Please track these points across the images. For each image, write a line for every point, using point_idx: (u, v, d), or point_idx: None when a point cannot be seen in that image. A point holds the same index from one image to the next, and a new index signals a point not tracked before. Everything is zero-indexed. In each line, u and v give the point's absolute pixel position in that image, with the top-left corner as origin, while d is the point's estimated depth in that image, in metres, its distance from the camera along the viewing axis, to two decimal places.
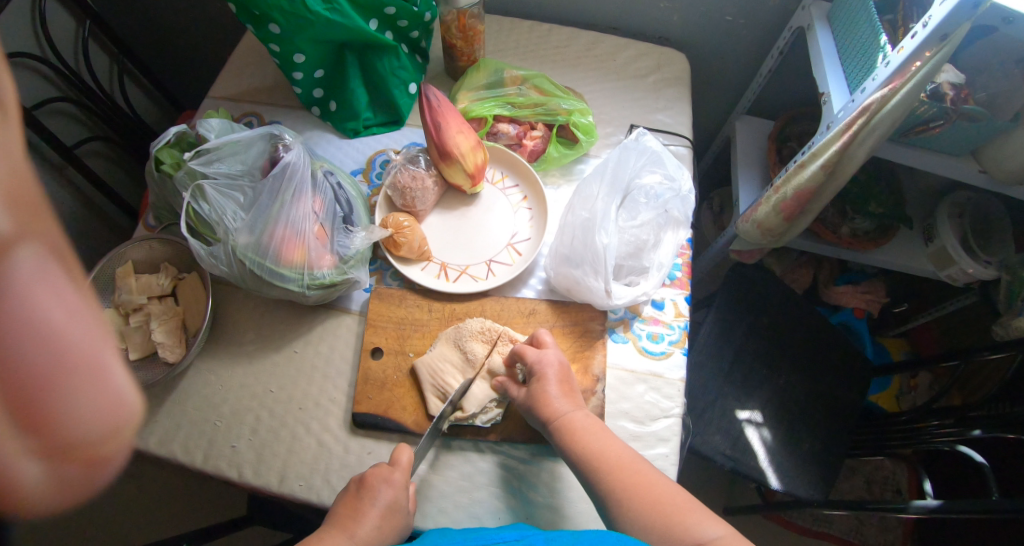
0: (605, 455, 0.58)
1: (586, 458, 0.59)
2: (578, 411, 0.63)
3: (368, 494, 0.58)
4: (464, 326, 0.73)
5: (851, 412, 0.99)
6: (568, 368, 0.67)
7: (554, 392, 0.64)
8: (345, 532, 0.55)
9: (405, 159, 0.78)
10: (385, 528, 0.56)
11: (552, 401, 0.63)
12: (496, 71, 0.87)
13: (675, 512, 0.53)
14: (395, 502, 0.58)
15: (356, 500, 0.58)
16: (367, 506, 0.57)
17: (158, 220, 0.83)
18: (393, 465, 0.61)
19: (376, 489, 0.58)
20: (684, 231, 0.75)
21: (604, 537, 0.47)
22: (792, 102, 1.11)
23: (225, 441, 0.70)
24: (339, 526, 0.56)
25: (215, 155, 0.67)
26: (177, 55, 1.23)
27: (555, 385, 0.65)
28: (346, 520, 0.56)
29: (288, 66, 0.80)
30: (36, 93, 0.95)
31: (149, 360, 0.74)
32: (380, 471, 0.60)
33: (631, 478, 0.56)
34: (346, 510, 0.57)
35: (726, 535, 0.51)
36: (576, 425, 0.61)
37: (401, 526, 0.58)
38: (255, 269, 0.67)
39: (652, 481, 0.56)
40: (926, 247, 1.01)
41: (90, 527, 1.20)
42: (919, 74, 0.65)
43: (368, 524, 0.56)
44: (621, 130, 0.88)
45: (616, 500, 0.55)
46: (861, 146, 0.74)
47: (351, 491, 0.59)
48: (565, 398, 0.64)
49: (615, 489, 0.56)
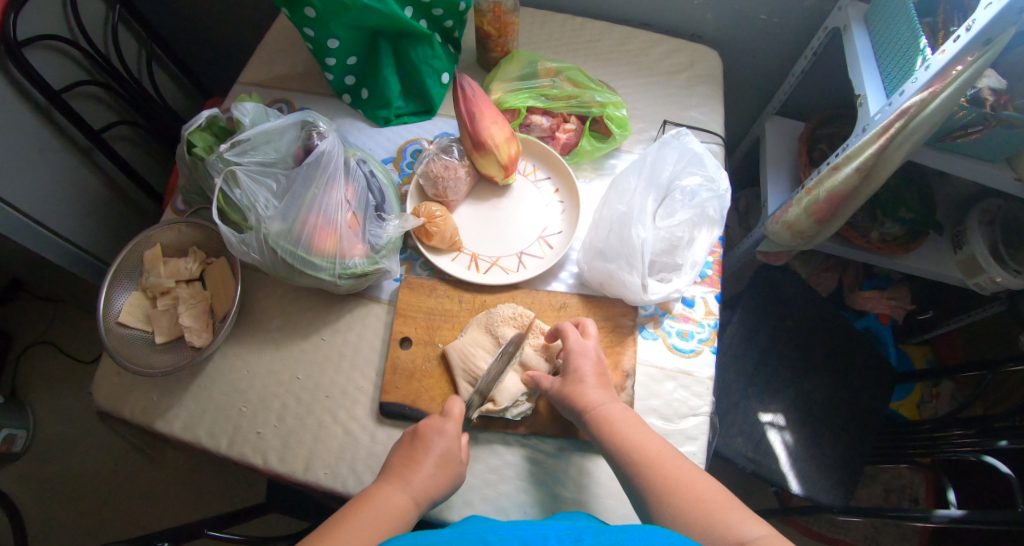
0: (643, 450, 0.58)
1: (624, 452, 0.59)
2: (614, 403, 0.63)
3: (423, 443, 0.60)
4: (495, 311, 0.73)
5: (877, 419, 0.98)
6: (603, 363, 0.67)
7: (592, 381, 0.64)
8: (403, 478, 0.57)
9: (438, 149, 0.78)
10: (440, 476, 0.59)
11: (588, 389, 0.64)
12: (530, 63, 0.86)
13: (714, 508, 0.52)
14: (450, 451, 0.60)
15: (411, 450, 0.60)
16: (422, 454, 0.59)
17: (187, 204, 0.83)
18: (446, 415, 0.63)
19: (431, 439, 0.60)
20: (718, 230, 0.73)
21: (654, 535, 0.46)
22: (823, 103, 1.10)
23: (251, 427, 0.70)
24: (397, 473, 0.58)
25: (249, 143, 0.66)
26: (206, 41, 1.23)
27: (591, 375, 0.65)
28: (403, 469, 0.58)
29: (321, 53, 0.80)
30: (66, 75, 0.95)
31: (176, 344, 0.74)
32: (433, 422, 0.62)
33: (668, 472, 0.56)
34: (402, 459, 0.59)
35: (768, 535, 0.49)
36: (613, 417, 0.61)
37: (454, 475, 0.60)
38: (287, 258, 0.67)
39: (690, 476, 0.55)
40: (955, 254, 1.00)
41: (108, 509, 1.20)
42: (960, 77, 0.63)
43: (424, 471, 0.58)
44: (654, 126, 0.88)
45: (655, 495, 0.55)
46: (899, 149, 0.72)
47: (405, 442, 0.61)
48: (601, 389, 0.64)
49: (651, 484, 0.56)
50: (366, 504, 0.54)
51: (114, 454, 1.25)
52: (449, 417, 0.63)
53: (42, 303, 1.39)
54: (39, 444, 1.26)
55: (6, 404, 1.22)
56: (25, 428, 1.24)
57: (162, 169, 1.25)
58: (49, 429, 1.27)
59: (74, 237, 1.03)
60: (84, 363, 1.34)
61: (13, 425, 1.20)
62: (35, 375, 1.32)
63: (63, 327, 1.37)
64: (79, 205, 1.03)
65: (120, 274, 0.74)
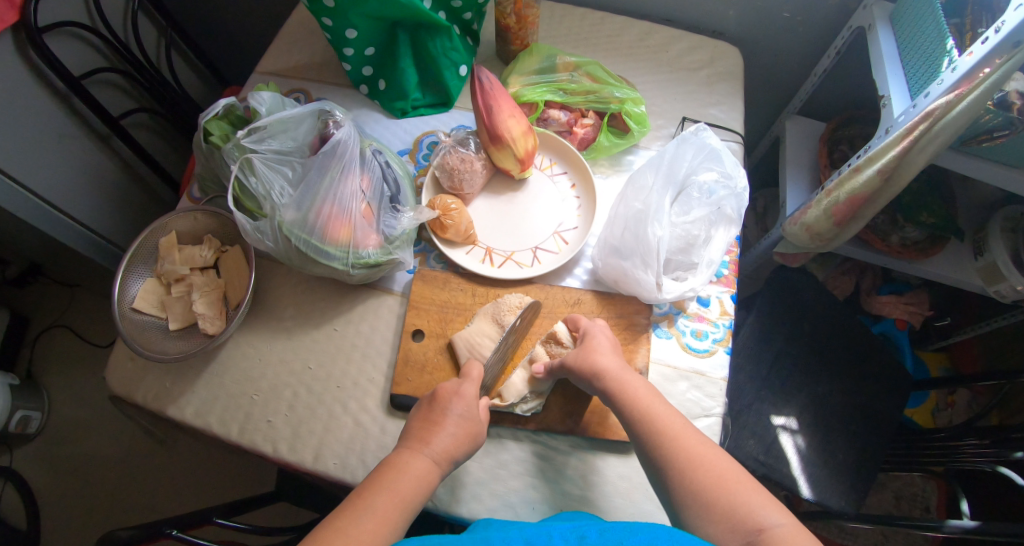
0: (662, 422, 0.58)
1: (645, 422, 0.59)
2: (628, 371, 0.63)
3: (440, 405, 0.61)
4: (502, 301, 0.73)
5: (891, 426, 0.96)
6: (614, 340, 0.69)
7: (604, 346, 0.66)
8: (423, 441, 0.57)
9: (455, 142, 0.77)
10: (461, 437, 0.59)
11: (600, 354, 0.65)
12: (549, 56, 0.85)
13: (733, 488, 0.51)
14: (470, 413, 0.61)
15: (429, 413, 0.60)
16: (441, 417, 0.59)
17: (203, 192, 0.83)
18: (465, 378, 0.64)
19: (448, 401, 0.61)
20: (736, 229, 0.72)
21: (657, 533, 0.45)
22: (845, 103, 1.08)
23: (262, 414, 0.70)
24: (417, 436, 0.58)
25: (267, 129, 0.66)
26: (226, 30, 1.24)
27: (605, 342, 0.67)
28: (423, 432, 0.58)
29: (339, 43, 0.80)
30: (85, 61, 0.95)
31: (189, 331, 0.74)
32: (450, 386, 0.62)
33: (688, 447, 0.55)
34: (420, 423, 0.59)
35: (788, 525, 0.48)
36: (630, 386, 0.61)
37: (474, 435, 0.60)
38: (301, 246, 0.67)
39: (710, 454, 0.55)
40: (976, 261, 0.97)
41: (120, 492, 1.22)
42: (986, 81, 0.62)
43: (444, 434, 0.58)
44: (673, 123, 0.87)
45: (676, 470, 0.54)
46: (921, 152, 0.71)
47: (424, 407, 0.61)
48: (613, 355, 0.65)
49: (670, 457, 0.55)
50: (388, 470, 0.54)
51: (127, 438, 1.26)
52: (466, 379, 0.63)
53: (59, 287, 1.40)
54: (54, 426, 1.27)
55: (23, 385, 1.23)
56: (41, 410, 1.25)
57: (180, 157, 1.25)
58: (64, 411, 1.29)
59: (91, 222, 1.03)
60: (100, 347, 1.35)
61: (29, 406, 1.22)
62: (51, 357, 1.33)
63: (79, 311, 1.38)
64: (97, 190, 1.04)
65: (136, 261, 0.74)
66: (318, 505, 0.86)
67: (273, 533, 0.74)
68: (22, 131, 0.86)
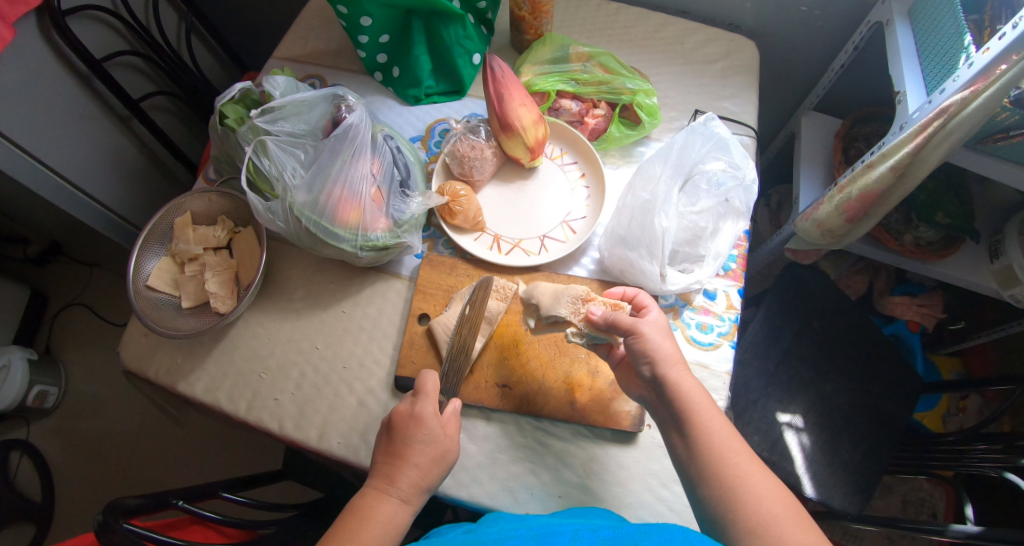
0: (719, 442, 0.55)
1: (701, 440, 0.55)
2: (686, 374, 0.59)
3: (399, 434, 0.59)
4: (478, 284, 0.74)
5: (899, 429, 0.95)
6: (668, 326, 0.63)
7: (662, 330, 0.61)
8: (389, 481, 0.56)
9: (466, 129, 0.78)
10: (426, 466, 0.58)
11: (655, 340, 0.60)
12: (562, 47, 0.85)
13: (782, 522, 0.50)
14: (433, 436, 0.59)
15: (391, 446, 0.59)
16: (404, 449, 0.58)
17: (218, 173, 0.85)
18: (422, 394, 0.61)
19: (407, 430, 0.59)
20: (744, 223, 0.72)
21: (671, 533, 0.45)
22: (863, 100, 1.07)
23: (269, 393, 0.71)
24: (382, 476, 0.57)
25: (281, 112, 0.68)
26: (246, 15, 1.25)
27: (662, 327, 0.61)
28: (389, 471, 0.57)
29: (354, 29, 0.81)
30: (106, 45, 0.97)
31: (201, 309, 0.75)
32: (404, 411, 0.60)
33: (742, 472, 0.53)
34: (385, 458, 0.58)
35: None
36: (690, 392, 0.57)
37: (443, 458, 0.59)
38: (311, 227, 0.68)
39: (763, 481, 0.53)
40: (991, 264, 0.95)
41: (131, 468, 1.24)
42: (1003, 77, 0.60)
43: (408, 471, 0.57)
44: (685, 115, 0.86)
45: (733, 497, 0.52)
46: (936, 149, 0.70)
47: (385, 439, 0.60)
48: (670, 341, 0.60)
49: (724, 480, 0.53)
50: (352, 518, 0.54)
51: (140, 415, 1.29)
52: (422, 395, 0.61)
53: (77, 266, 1.43)
54: (70, 402, 1.30)
55: (41, 361, 1.27)
56: (58, 386, 1.28)
57: (197, 140, 1.28)
58: (81, 387, 1.32)
59: (110, 202, 1.06)
60: (116, 325, 1.38)
61: (47, 381, 1.25)
62: (70, 334, 1.37)
63: (96, 290, 1.41)
64: (116, 171, 1.06)
65: (151, 239, 0.76)
66: (323, 484, 0.87)
67: (277, 510, 0.75)
68: (44, 111, 0.88)
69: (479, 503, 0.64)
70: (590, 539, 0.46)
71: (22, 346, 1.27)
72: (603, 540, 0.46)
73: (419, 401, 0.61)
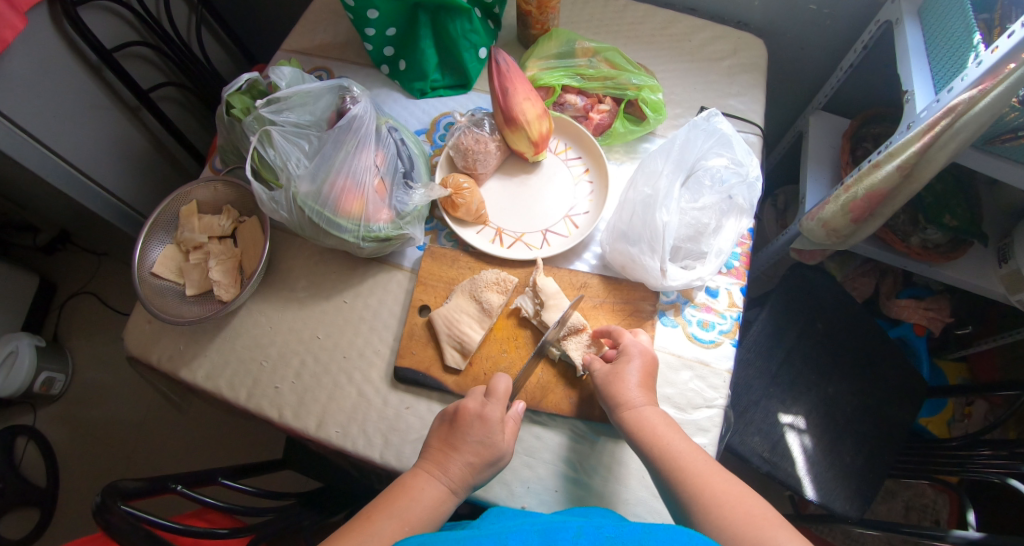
0: (684, 458, 0.57)
1: (669, 464, 0.58)
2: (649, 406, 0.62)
3: (461, 430, 0.60)
4: (480, 277, 0.74)
5: (902, 433, 0.94)
6: (652, 363, 0.66)
7: (634, 380, 0.63)
8: (439, 466, 0.58)
9: (470, 122, 0.78)
10: (477, 464, 0.59)
11: (626, 387, 0.63)
12: (568, 41, 0.85)
13: (762, 525, 0.51)
14: (488, 438, 0.60)
15: (449, 436, 0.60)
16: (459, 442, 0.59)
17: (224, 163, 0.85)
18: (492, 395, 0.63)
19: (468, 427, 0.60)
20: (747, 220, 0.71)
21: (676, 535, 0.45)
22: (872, 101, 1.06)
23: (269, 381, 0.72)
24: (433, 460, 0.59)
25: (286, 103, 0.68)
26: (255, 7, 1.26)
27: (636, 374, 0.64)
28: (440, 456, 0.59)
29: (361, 22, 0.81)
30: (118, 36, 0.98)
31: (205, 297, 0.76)
32: (472, 407, 0.62)
33: (716, 486, 0.55)
34: (439, 445, 0.60)
35: None
36: (646, 424, 0.61)
37: (491, 461, 0.60)
38: (314, 217, 0.68)
39: (738, 490, 0.54)
40: (1000, 269, 0.94)
41: (134, 456, 1.25)
42: (1012, 76, 0.60)
43: (459, 462, 0.58)
44: (690, 112, 0.86)
45: (699, 504, 0.54)
46: (942, 150, 0.69)
47: (444, 425, 0.61)
48: (641, 390, 0.63)
49: (700, 495, 0.55)
50: (399, 495, 0.56)
51: (144, 403, 1.30)
52: (493, 397, 0.63)
53: (85, 255, 1.45)
54: (76, 389, 1.32)
55: (48, 348, 1.28)
56: (65, 373, 1.30)
57: (205, 132, 1.29)
58: (87, 375, 1.33)
59: (118, 191, 1.07)
60: (122, 314, 1.39)
61: (54, 368, 1.27)
62: (77, 322, 1.38)
63: (104, 278, 1.43)
64: (125, 160, 1.07)
65: (157, 227, 0.76)
66: (323, 474, 0.88)
67: (276, 497, 0.76)
68: (55, 99, 0.89)
69: (478, 496, 0.64)
70: (594, 538, 0.46)
71: (30, 333, 1.29)
72: (607, 538, 0.46)
73: (489, 402, 0.62)
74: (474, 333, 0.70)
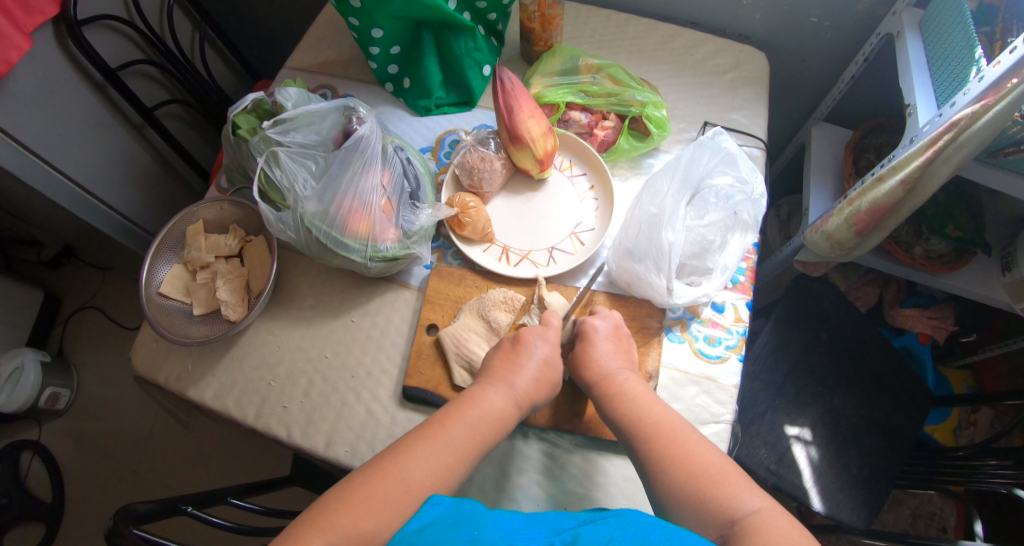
0: (644, 420, 0.60)
1: (633, 427, 0.59)
2: (659, 401, 0.62)
3: (524, 348, 0.65)
4: (487, 296, 0.74)
5: (909, 443, 0.94)
6: (620, 329, 0.69)
7: (604, 348, 0.66)
8: (508, 382, 0.62)
9: (475, 141, 0.78)
10: (542, 382, 0.63)
11: (606, 359, 0.65)
12: (571, 58, 0.86)
13: (718, 485, 0.53)
14: (549, 359, 0.65)
15: (513, 353, 0.64)
16: (525, 359, 0.64)
17: (230, 183, 0.86)
18: (546, 326, 0.68)
19: (532, 346, 0.65)
20: (752, 235, 0.72)
21: (650, 530, 0.45)
22: (874, 112, 1.06)
23: (277, 400, 0.72)
24: (501, 375, 0.62)
25: (292, 123, 0.68)
26: (257, 24, 1.26)
27: (606, 343, 0.67)
28: (506, 371, 0.63)
29: (366, 41, 0.81)
30: (123, 54, 0.99)
31: (212, 316, 0.76)
32: (534, 330, 0.67)
33: (669, 448, 0.56)
34: (504, 363, 0.64)
35: (762, 509, 0.50)
36: (621, 390, 0.62)
37: (552, 383, 0.65)
38: (322, 238, 0.68)
39: (690, 449, 0.56)
40: (1004, 277, 0.94)
41: (140, 471, 1.25)
42: (1013, 91, 0.60)
43: (526, 376, 0.63)
44: (694, 127, 0.87)
45: (653, 459, 0.57)
46: (946, 162, 0.69)
47: (506, 346, 0.66)
48: (619, 357, 0.66)
49: (654, 458, 0.57)
50: (469, 406, 0.59)
51: (150, 417, 1.30)
52: (548, 326, 0.68)
53: (90, 270, 1.45)
54: (80, 404, 1.32)
55: (54, 363, 1.29)
56: (70, 388, 1.30)
57: (209, 148, 1.29)
58: (91, 390, 1.33)
59: (123, 208, 1.07)
60: (127, 329, 1.39)
61: (58, 383, 1.27)
62: (81, 338, 1.38)
63: (109, 294, 1.43)
64: (129, 176, 1.07)
65: (164, 247, 0.77)
66: None
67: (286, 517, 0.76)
68: (61, 116, 0.90)
69: None
70: None
71: (36, 348, 1.29)
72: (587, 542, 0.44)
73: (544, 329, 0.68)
74: (482, 352, 0.71)
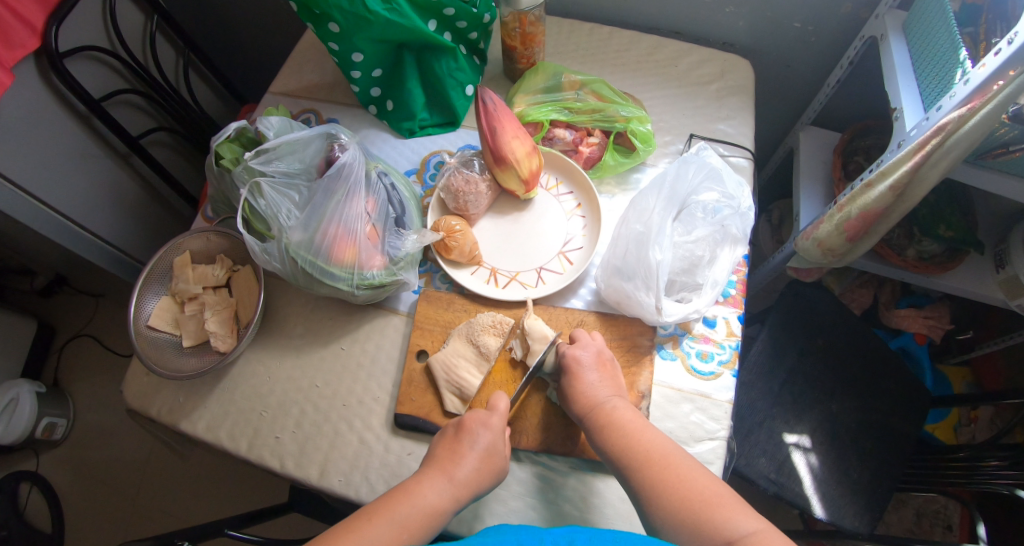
0: (635, 446, 0.59)
1: (624, 456, 0.59)
2: (647, 426, 0.62)
3: (467, 436, 0.62)
4: (476, 320, 0.73)
5: (909, 446, 0.93)
6: (606, 357, 0.69)
7: (593, 377, 0.66)
8: (446, 474, 0.59)
9: (460, 163, 0.77)
10: (483, 470, 0.61)
11: (597, 388, 0.65)
12: (555, 75, 0.86)
13: (712, 508, 0.52)
14: (492, 446, 0.62)
15: (455, 443, 0.62)
16: (465, 448, 0.61)
17: (216, 212, 0.85)
18: (491, 410, 0.65)
19: (475, 433, 0.62)
20: (741, 248, 0.71)
21: None
22: (861, 113, 1.06)
23: (270, 431, 0.71)
24: (440, 466, 0.60)
25: (275, 152, 0.67)
26: (241, 47, 1.26)
27: (594, 370, 0.67)
28: (446, 462, 0.60)
29: (346, 66, 0.80)
30: (105, 84, 0.98)
31: (202, 348, 0.75)
32: (478, 416, 0.64)
33: (661, 474, 0.56)
34: (446, 452, 0.62)
35: (757, 531, 0.50)
36: (612, 416, 0.62)
37: (497, 469, 0.62)
38: (307, 267, 0.68)
39: (682, 474, 0.56)
40: (997, 275, 0.94)
41: (140, 499, 1.25)
42: (999, 94, 0.59)
43: (466, 466, 0.60)
44: (680, 139, 0.86)
45: (645, 487, 0.56)
46: (934, 167, 0.69)
47: (450, 434, 0.64)
48: (608, 386, 0.65)
49: (646, 485, 0.56)
50: (400, 500, 0.56)
51: (148, 444, 1.30)
52: (494, 411, 0.65)
53: (83, 297, 1.45)
54: (78, 432, 1.32)
55: (49, 393, 1.28)
56: (65, 417, 1.29)
57: (197, 172, 1.28)
58: (89, 419, 1.33)
59: (111, 237, 1.06)
60: (122, 356, 1.39)
61: (54, 413, 1.26)
62: (76, 366, 1.38)
63: (103, 320, 1.42)
64: (116, 205, 1.06)
65: (151, 280, 0.76)
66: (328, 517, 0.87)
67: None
68: (45, 150, 0.89)
69: None
70: None
71: (31, 379, 1.28)
72: None
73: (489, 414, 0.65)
74: (472, 378, 0.70)
